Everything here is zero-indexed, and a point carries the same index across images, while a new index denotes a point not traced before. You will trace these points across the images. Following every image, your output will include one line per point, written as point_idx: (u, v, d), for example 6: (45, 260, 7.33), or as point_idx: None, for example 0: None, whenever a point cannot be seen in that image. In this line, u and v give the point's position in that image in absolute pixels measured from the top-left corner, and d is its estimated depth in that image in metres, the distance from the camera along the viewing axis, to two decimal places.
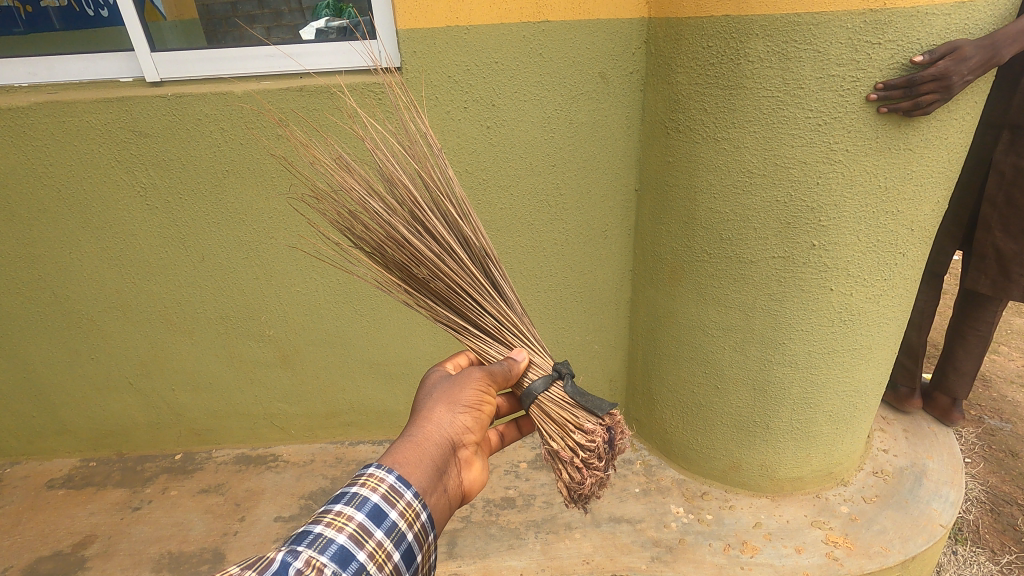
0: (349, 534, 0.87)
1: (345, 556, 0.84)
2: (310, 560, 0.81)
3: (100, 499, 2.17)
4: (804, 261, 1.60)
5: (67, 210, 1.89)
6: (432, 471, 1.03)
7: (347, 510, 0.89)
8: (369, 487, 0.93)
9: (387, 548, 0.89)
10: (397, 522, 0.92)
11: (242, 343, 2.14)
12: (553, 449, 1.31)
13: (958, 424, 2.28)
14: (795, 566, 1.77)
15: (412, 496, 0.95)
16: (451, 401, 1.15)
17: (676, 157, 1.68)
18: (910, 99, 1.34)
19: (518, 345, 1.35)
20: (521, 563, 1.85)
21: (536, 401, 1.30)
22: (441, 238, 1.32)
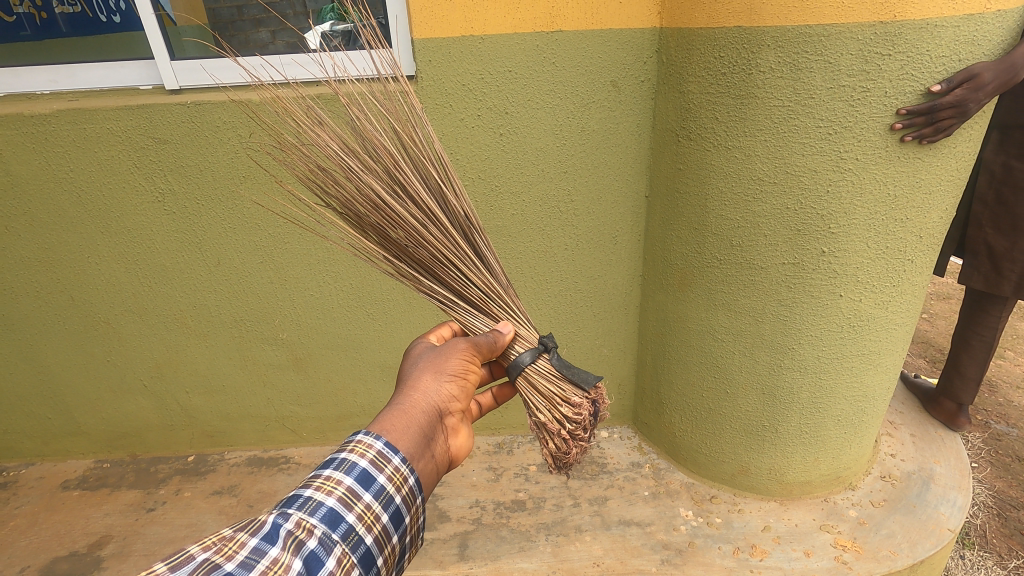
0: (338, 497, 0.90)
1: (334, 518, 0.88)
2: (301, 522, 0.85)
3: (115, 500, 2.20)
4: (814, 268, 1.62)
5: (86, 215, 1.92)
6: (419, 437, 1.05)
7: (337, 475, 0.92)
8: (357, 452, 0.95)
9: (375, 510, 0.93)
10: (385, 486, 0.95)
11: (255, 347, 2.17)
12: (539, 421, 1.35)
13: (964, 429, 2.29)
14: (805, 569, 1.79)
15: (400, 461, 0.98)
16: (437, 368, 1.16)
17: (686, 164, 1.71)
18: (932, 125, 1.40)
19: (503, 318, 1.38)
20: (532, 565, 1.87)
21: (524, 373, 1.33)
22: (424, 206, 1.35)
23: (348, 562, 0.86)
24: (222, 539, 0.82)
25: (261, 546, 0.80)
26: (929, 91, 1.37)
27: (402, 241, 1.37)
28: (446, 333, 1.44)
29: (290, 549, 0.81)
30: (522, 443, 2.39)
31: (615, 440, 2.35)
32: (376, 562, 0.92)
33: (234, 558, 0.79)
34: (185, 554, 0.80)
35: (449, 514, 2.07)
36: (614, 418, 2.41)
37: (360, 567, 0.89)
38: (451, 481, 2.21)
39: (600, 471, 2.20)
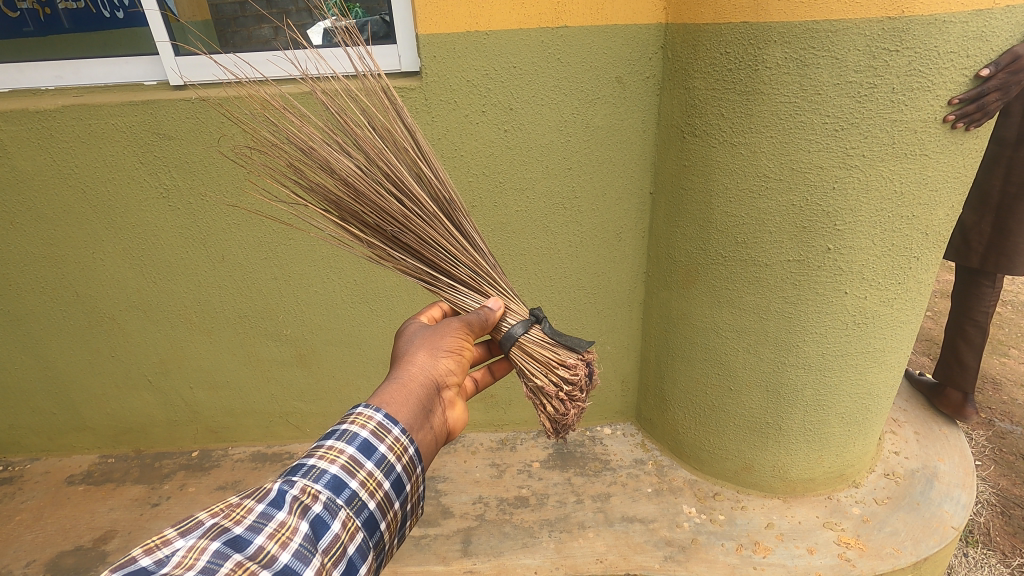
0: (341, 465, 0.92)
1: (338, 484, 0.90)
2: (306, 488, 0.88)
3: (119, 496, 2.21)
4: (819, 264, 1.61)
5: (91, 211, 1.92)
6: (418, 409, 1.05)
7: (339, 444, 0.93)
8: (359, 424, 0.96)
9: (377, 478, 0.94)
10: (386, 456, 0.96)
11: (259, 343, 2.17)
12: (536, 386, 1.34)
13: (970, 420, 2.27)
14: (807, 566, 1.79)
15: (400, 432, 0.99)
16: (432, 346, 1.16)
17: (691, 161, 1.70)
18: (981, 109, 1.40)
19: (494, 294, 1.38)
20: (535, 562, 1.88)
21: (518, 342, 1.32)
22: (407, 190, 1.36)
23: (353, 526, 0.89)
24: (230, 506, 0.86)
25: (267, 512, 0.84)
26: (977, 76, 1.37)
27: (385, 225, 1.37)
28: (437, 315, 1.39)
29: (296, 513, 0.85)
30: (525, 440, 2.40)
31: (618, 437, 2.35)
32: (380, 528, 0.94)
33: (242, 523, 0.83)
34: (194, 520, 0.83)
35: (452, 510, 2.07)
36: (617, 415, 2.41)
37: (364, 532, 0.91)
38: (454, 478, 2.21)
39: (603, 468, 2.21)
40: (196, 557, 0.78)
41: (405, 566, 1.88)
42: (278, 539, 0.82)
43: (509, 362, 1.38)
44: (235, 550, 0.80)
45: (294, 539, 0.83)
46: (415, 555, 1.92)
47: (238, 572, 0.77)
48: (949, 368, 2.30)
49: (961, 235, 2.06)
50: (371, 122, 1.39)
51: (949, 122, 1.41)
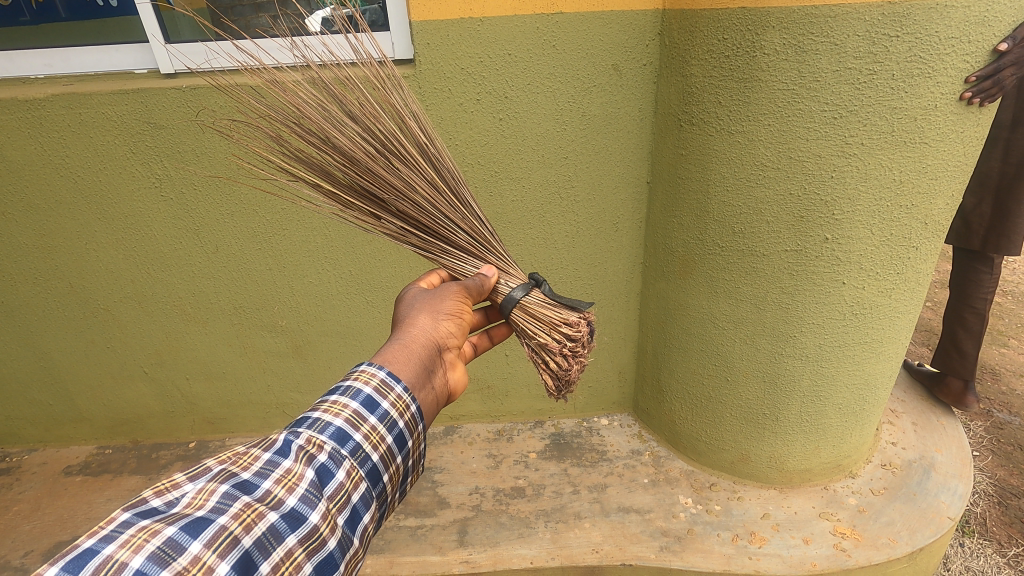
0: (345, 418, 0.91)
1: (342, 436, 0.89)
2: (311, 439, 0.87)
3: (117, 486, 2.21)
4: (817, 254, 1.60)
5: (84, 201, 1.91)
6: (420, 368, 1.05)
7: (343, 399, 0.93)
8: (362, 380, 0.96)
9: (380, 432, 0.93)
10: (389, 412, 0.95)
11: (255, 334, 2.16)
12: (539, 345, 1.33)
13: (971, 409, 2.27)
14: (803, 556, 1.79)
15: (402, 390, 0.98)
16: (432, 310, 1.15)
17: (688, 150, 1.68)
18: (999, 84, 1.37)
19: (491, 259, 1.40)
20: (531, 552, 1.88)
21: (520, 303, 1.32)
22: (406, 156, 1.38)
23: (356, 475, 0.89)
24: (237, 454, 0.86)
25: (274, 460, 0.84)
26: (995, 51, 1.34)
27: (382, 192, 1.38)
28: (435, 281, 1.39)
29: (302, 461, 0.85)
30: (523, 430, 2.39)
31: (615, 428, 2.35)
32: (382, 479, 0.94)
33: (250, 468, 0.84)
34: (202, 466, 0.84)
35: (449, 501, 2.08)
36: (614, 405, 2.41)
37: (368, 482, 0.91)
38: (451, 469, 2.21)
39: (600, 458, 2.21)
40: (204, 499, 0.78)
41: (401, 556, 1.89)
42: (285, 484, 0.82)
43: (511, 326, 1.37)
44: (243, 493, 0.80)
45: (300, 485, 0.83)
46: (411, 545, 1.92)
47: (247, 512, 0.78)
48: (948, 356, 2.28)
49: (961, 219, 2.03)
50: (362, 103, 1.39)
51: (966, 95, 1.38)
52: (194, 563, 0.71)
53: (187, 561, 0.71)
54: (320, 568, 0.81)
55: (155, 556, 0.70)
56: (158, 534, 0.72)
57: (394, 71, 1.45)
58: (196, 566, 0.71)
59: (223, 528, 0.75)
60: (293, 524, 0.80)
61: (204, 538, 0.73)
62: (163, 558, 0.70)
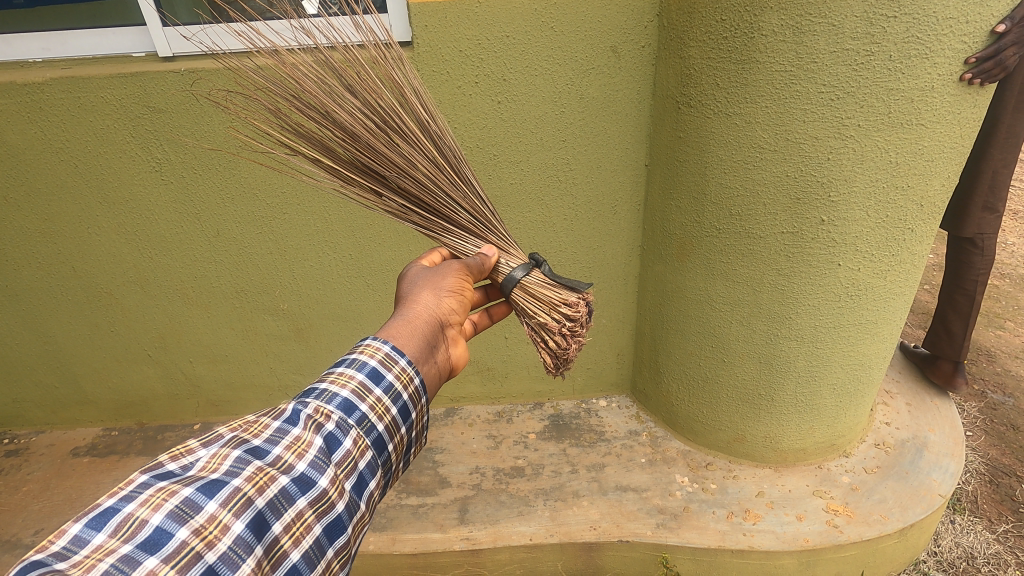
0: (351, 389, 0.94)
1: (349, 406, 0.92)
2: (319, 409, 0.90)
3: (124, 467, 2.25)
4: (813, 235, 1.61)
5: (85, 186, 1.92)
6: (423, 343, 1.07)
7: (349, 371, 0.95)
8: (367, 353, 0.98)
9: (385, 404, 0.96)
10: (394, 384, 0.98)
11: (256, 317, 2.19)
12: (539, 325, 1.35)
13: (959, 392, 2.29)
14: (796, 532, 1.83)
15: (406, 363, 1.00)
16: (435, 286, 1.17)
17: (686, 131, 1.69)
18: (1001, 64, 1.38)
19: (492, 239, 1.42)
20: (530, 529, 1.92)
21: (520, 284, 1.34)
22: (407, 133, 1.39)
23: (363, 444, 0.92)
24: (248, 422, 0.88)
25: (283, 428, 0.87)
26: (992, 33, 1.35)
27: (384, 169, 1.39)
28: (437, 259, 1.38)
29: (311, 429, 0.88)
30: (522, 412, 2.42)
31: (613, 409, 2.39)
32: (387, 448, 0.96)
33: (260, 436, 0.86)
34: (215, 434, 0.86)
35: (449, 480, 2.12)
36: (612, 387, 2.44)
37: (374, 451, 0.94)
38: (451, 449, 2.25)
39: (598, 439, 2.24)
40: (218, 463, 0.81)
41: (403, 533, 1.93)
42: (295, 450, 0.85)
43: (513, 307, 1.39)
44: (255, 458, 0.83)
45: (309, 451, 0.86)
46: (413, 523, 1.96)
47: (260, 475, 0.80)
48: (938, 338, 2.30)
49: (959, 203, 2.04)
50: (363, 80, 1.39)
51: (964, 75, 1.39)
52: (211, 521, 0.74)
53: (204, 519, 0.74)
54: (329, 530, 0.84)
55: (174, 514, 0.73)
56: (176, 494, 0.75)
57: (395, 46, 1.45)
58: (212, 524, 0.74)
59: (237, 489, 0.78)
60: (303, 488, 0.83)
61: (219, 499, 0.76)
62: (181, 517, 0.73)
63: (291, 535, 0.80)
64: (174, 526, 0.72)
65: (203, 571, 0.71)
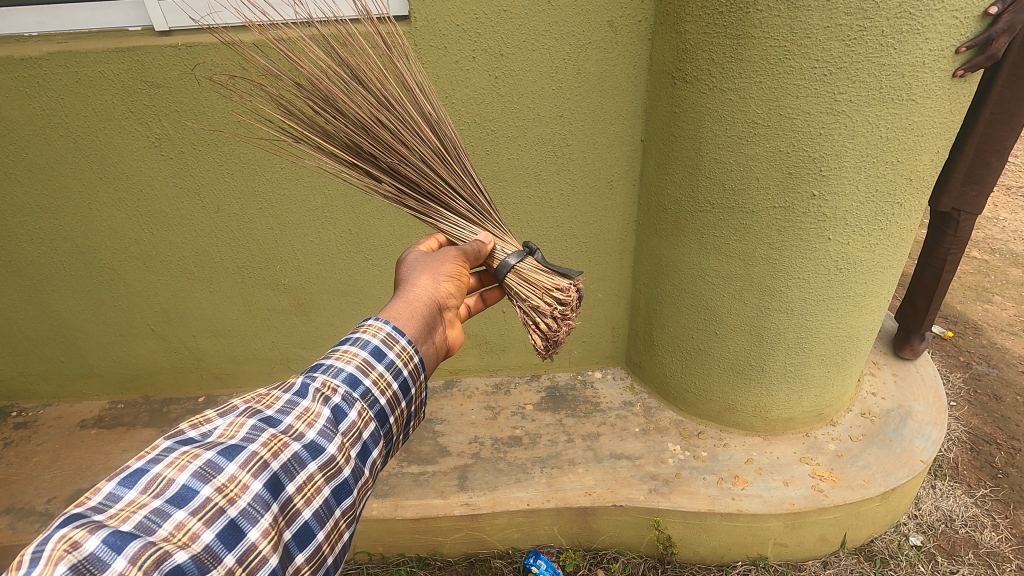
0: (356, 365, 0.98)
1: (353, 380, 0.96)
2: (326, 382, 0.95)
3: (131, 438, 2.31)
4: (804, 210, 1.65)
5: (85, 162, 1.93)
6: (423, 325, 1.11)
7: (353, 348, 1.00)
8: (370, 332, 1.02)
9: (387, 379, 1.00)
10: (395, 361, 1.02)
11: (258, 292, 2.22)
12: (530, 308, 1.38)
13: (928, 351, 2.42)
14: (782, 496, 1.91)
15: (406, 342, 1.05)
16: (433, 271, 1.21)
17: (682, 107, 1.70)
18: (986, 53, 1.42)
19: (487, 227, 1.45)
20: (528, 495, 1.99)
21: (513, 269, 1.38)
22: (409, 121, 1.42)
23: (367, 415, 0.96)
24: (260, 394, 0.93)
25: (293, 399, 0.92)
26: (984, 17, 1.39)
27: (385, 154, 1.42)
28: (434, 246, 1.43)
29: (319, 400, 0.92)
30: (519, 384, 2.48)
31: (608, 380, 2.45)
32: (390, 420, 1.01)
33: (272, 407, 0.91)
34: (230, 405, 0.91)
35: (449, 449, 2.18)
36: (608, 359, 2.50)
37: (377, 422, 0.98)
38: (451, 420, 2.31)
39: (593, 409, 2.31)
40: (235, 430, 0.86)
41: (405, 499, 2.00)
42: (305, 420, 0.90)
43: (506, 292, 1.43)
44: (269, 426, 0.88)
45: (318, 421, 0.90)
46: (414, 489, 2.03)
47: (274, 441, 0.85)
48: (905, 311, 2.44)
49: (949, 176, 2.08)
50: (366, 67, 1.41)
51: (951, 53, 1.42)
52: (231, 480, 0.79)
53: (225, 479, 0.79)
54: (336, 491, 0.89)
55: (197, 474, 0.78)
56: (199, 457, 0.80)
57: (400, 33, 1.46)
58: (233, 483, 0.79)
59: (253, 453, 0.83)
60: (314, 453, 0.88)
61: (238, 461, 0.81)
62: (204, 476, 0.78)
63: (303, 495, 0.85)
64: (197, 484, 0.77)
65: (226, 524, 0.77)
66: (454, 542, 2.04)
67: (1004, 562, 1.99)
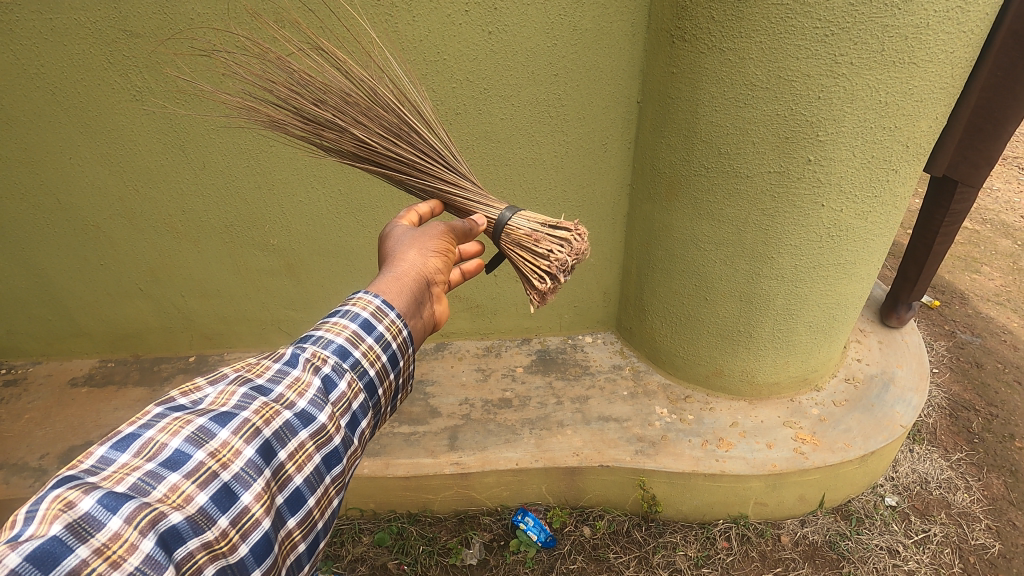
0: (345, 337, 0.98)
1: (344, 352, 0.97)
2: (316, 353, 0.94)
3: (122, 396, 2.32)
4: (799, 176, 1.63)
5: (64, 115, 1.87)
6: (412, 300, 1.11)
7: (342, 321, 1.00)
8: (359, 305, 1.02)
9: (376, 351, 1.00)
10: (384, 334, 1.02)
11: (247, 252, 2.20)
12: (542, 245, 1.39)
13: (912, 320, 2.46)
14: (765, 458, 1.96)
15: (395, 316, 1.05)
16: (421, 246, 1.20)
17: (680, 68, 1.66)
18: None
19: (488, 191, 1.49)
20: (516, 455, 2.03)
21: (517, 215, 1.40)
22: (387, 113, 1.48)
23: (356, 386, 0.96)
24: (250, 363, 0.92)
25: (283, 369, 0.91)
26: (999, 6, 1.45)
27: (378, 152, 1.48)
28: (413, 219, 1.36)
29: (310, 370, 0.92)
30: (510, 347, 2.50)
31: (598, 344, 2.47)
32: (378, 392, 1.01)
33: (263, 375, 0.91)
34: (220, 373, 0.91)
35: (440, 410, 2.21)
36: (598, 324, 2.51)
37: (366, 393, 0.99)
38: (442, 382, 2.33)
39: (582, 373, 2.34)
40: (227, 398, 0.86)
41: (396, 458, 2.03)
42: (296, 389, 0.90)
43: (511, 243, 1.40)
44: (260, 394, 0.88)
45: (309, 390, 0.91)
46: (405, 449, 2.07)
47: (266, 409, 0.85)
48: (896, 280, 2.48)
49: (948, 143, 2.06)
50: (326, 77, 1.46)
51: (955, 15, 1.38)
52: (224, 446, 0.80)
53: (218, 445, 0.79)
54: (327, 459, 0.90)
55: (190, 439, 0.78)
56: (191, 423, 0.80)
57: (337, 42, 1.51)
58: (226, 448, 0.80)
59: (246, 420, 0.83)
60: (305, 421, 0.88)
61: (231, 427, 0.81)
62: (197, 441, 0.79)
63: (295, 461, 0.86)
64: (191, 449, 0.78)
65: (220, 487, 0.77)
66: (444, 499, 2.09)
67: (974, 521, 2.07)
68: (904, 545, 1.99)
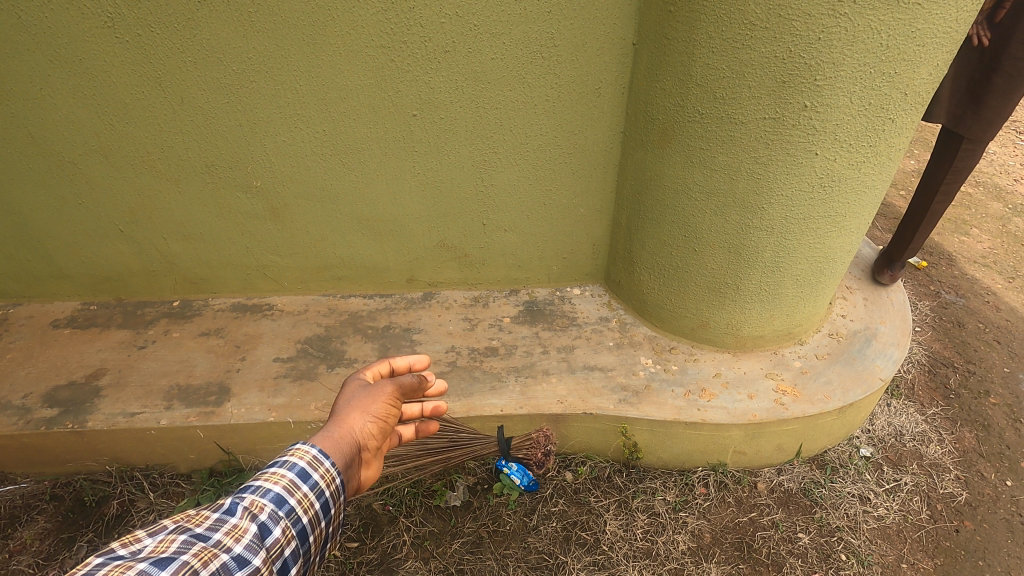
0: (283, 485, 0.97)
1: (282, 500, 0.95)
2: (254, 502, 0.93)
3: (105, 338, 2.31)
4: (794, 122, 1.60)
5: (33, 42, 1.78)
6: (342, 468, 1.06)
7: (280, 470, 0.99)
8: (298, 455, 1.01)
9: (312, 502, 0.99)
10: (320, 483, 1.01)
11: (229, 194, 2.14)
12: None
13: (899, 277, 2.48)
14: (745, 408, 2.00)
15: (330, 464, 1.04)
16: (363, 412, 1.15)
17: (678, 6, 1.59)
18: None
19: None
20: (501, 401, 2.05)
21: None
22: None
23: (292, 532, 0.95)
24: (189, 513, 0.91)
25: (221, 517, 0.90)
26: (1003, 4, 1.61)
27: None
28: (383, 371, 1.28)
29: (246, 518, 0.91)
30: (498, 298, 2.48)
31: (586, 296, 2.47)
32: (310, 539, 0.99)
33: (201, 524, 0.89)
34: (159, 523, 0.89)
35: (426, 357, 2.21)
36: (587, 276, 2.50)
37: (299, 539, 0.96)
38: (428, 329, 2.33)
39: (569, 324, 2.34)
40: (165, 546, 0.84)
41: None
42: (234, 535, 0.89)
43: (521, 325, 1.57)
44: (198, 541, 0.86)
45: (246, 536, 0.89)
46: None
47: (204, 554, 0.84)
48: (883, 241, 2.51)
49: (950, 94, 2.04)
50: None
51: None
52: None
53: None
54: None
55: None
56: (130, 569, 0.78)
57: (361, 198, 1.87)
58: None
59: (183, 564, 0.81)
60: (240, 566, 0.87)
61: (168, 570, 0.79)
62: None
63: None
64: None
65: None
66: None
67: (944, 471, 2.13)
68: (875, 493, 2.06)
